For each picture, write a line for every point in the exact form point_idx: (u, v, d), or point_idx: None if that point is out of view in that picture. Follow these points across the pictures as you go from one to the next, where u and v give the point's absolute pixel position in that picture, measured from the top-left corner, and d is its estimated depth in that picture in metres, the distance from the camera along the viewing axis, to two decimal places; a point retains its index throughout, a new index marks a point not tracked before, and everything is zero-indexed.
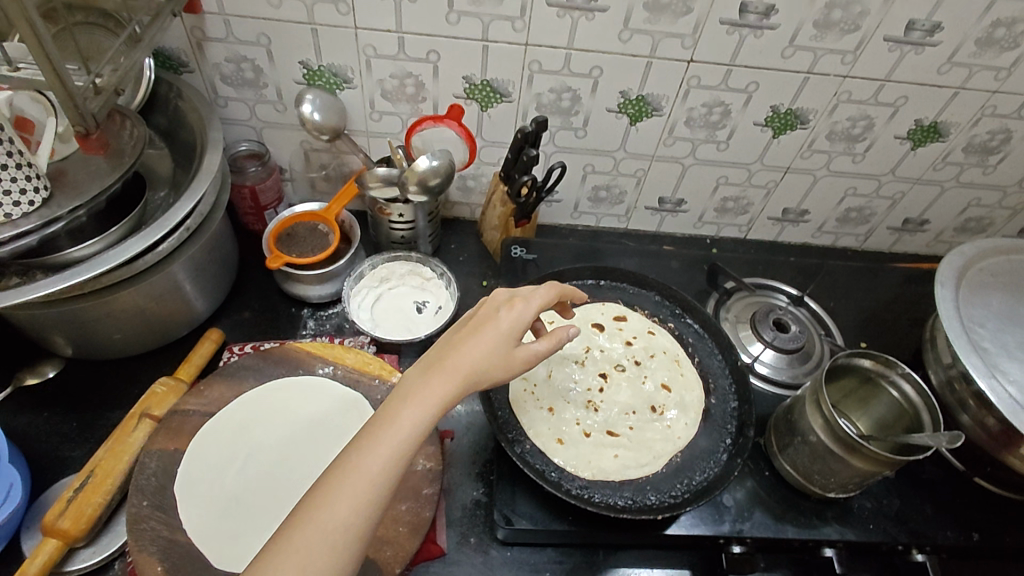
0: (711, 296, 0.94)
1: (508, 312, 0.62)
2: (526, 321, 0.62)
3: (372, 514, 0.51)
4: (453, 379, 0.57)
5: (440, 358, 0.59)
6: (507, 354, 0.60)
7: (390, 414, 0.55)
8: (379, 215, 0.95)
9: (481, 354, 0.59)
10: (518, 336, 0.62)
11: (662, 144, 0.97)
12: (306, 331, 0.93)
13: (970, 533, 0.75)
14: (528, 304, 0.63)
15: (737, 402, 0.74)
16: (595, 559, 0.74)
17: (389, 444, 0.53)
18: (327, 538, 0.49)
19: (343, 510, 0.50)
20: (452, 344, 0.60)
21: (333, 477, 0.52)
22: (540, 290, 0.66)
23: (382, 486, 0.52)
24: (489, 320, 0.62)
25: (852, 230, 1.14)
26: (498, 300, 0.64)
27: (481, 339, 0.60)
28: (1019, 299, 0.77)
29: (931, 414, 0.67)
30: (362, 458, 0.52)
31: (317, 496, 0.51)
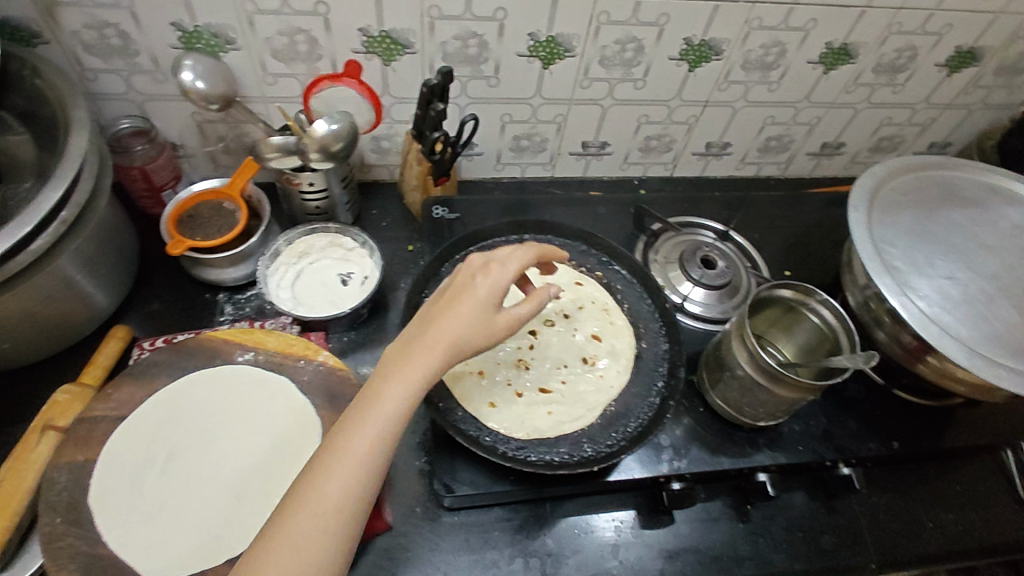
0: (640, 240, 0.93)
1: (485, 280, 0.62)
2: (504, 287, 0.62)
3: (365, 494, 0.52)
4: (436, 351, 0.57)
5: (421, 333, 0.59)
6: (489, 321, 0.61)
7: (374, 394, 0.55)
8: (287, 186, 0.89)
9: (463, 323, 0.59)
10: (497, 302, 0.62)
11: (578, 87, 0.94)
12: (224, 317, 0.87)
13: (890, 443, 0.79)
14: (504, 268, 0.63)
15: (667, 344, 0.74)
16: (542, 512, 0.76)
17: (377, 423, 0.53)
18: (321, 520, 0.49)
19: (334, 492, 0.50)
20: (432, 316, 0.60)
21: (321, 461, 0.52)
22: (516, 254, 0.66)
23: (372, 465, 0.52)
24: (466, 289, 0.61)
25: (774, 159, 1.15)
26: (473, 266, 0.64)
27: (461, 309, 0.60)
28: (928, 215, 0.79)
29: (848, 337, 0.68)
30: (350, 439, 0.52)
31: (309, 479, 0.51)
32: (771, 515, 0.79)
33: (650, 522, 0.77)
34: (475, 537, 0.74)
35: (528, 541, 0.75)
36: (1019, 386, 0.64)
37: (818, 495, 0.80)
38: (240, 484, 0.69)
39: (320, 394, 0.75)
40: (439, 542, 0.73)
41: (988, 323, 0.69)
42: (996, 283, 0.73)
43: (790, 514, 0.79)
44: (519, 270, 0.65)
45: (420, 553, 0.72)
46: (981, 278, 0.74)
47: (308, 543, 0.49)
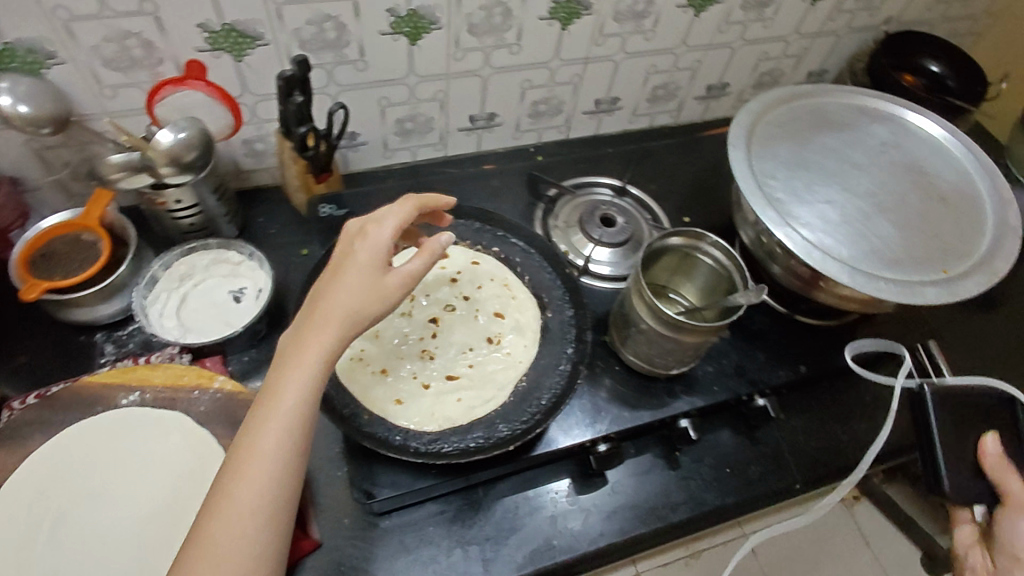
0: (538, 208, 0.92)
1: (363, 244, 0.58)
2: (386, 247, 0.58)
3: (282, 491, 0.51)
4: (327, 331, 0.54)
5: (309, 313, 0.55)
6: (379, 286, 0.56)
7: (272, 390, 0.52)
8: (153, 207, 0.82)
9: (350, 294, 0.55)
10: (384, 264, 0.58)
11: (452, 60, 0.90)
12: (104, 358, 0.80)
13: (798, 367, 0.82)
14: (382, 226, 0.59)
15: (572, 309, 0.73)
16: (475, 498, 0.75)
17: (278, 419, 0.51)
18: (238, 527, 0.49)
19: (246, 497, 0.50)
20: (317, 294, 0.56)
21: (229, 469, 0.51)
22: (396, 208, 0.61)
23: (283, 462, 0.51)
24: (347, 258, 0.57)
25: (663, 108, 1.16)
26: (350, 233, 0.59)
27: (345, 279, 0.56)
28: (804, 142, 0.81)
29: (741, 274, 0.69)
30: (254, 441, 0.51)
31: (221, 491, 0.50)
32: (698, 457, 0.80)
33: (584, 486, 0.77)
34: (410, 537, 0.72)
35: (465, 529, 0.73)
36: (899, 296, 0.67)
37: (741, 429, 0.82)
38: (140, 535, 0.63)
39: (221, 422, 0.71)
40: (373, 549, 0.71)
41: (866, 240, 0.72)
42: (871, 201, 0.76)
43: (716, 453, 0.81)
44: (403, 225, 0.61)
45: (354, 565, 0.70)
46: (857, 197, 0.76)
47: (230, 552, 0.48)
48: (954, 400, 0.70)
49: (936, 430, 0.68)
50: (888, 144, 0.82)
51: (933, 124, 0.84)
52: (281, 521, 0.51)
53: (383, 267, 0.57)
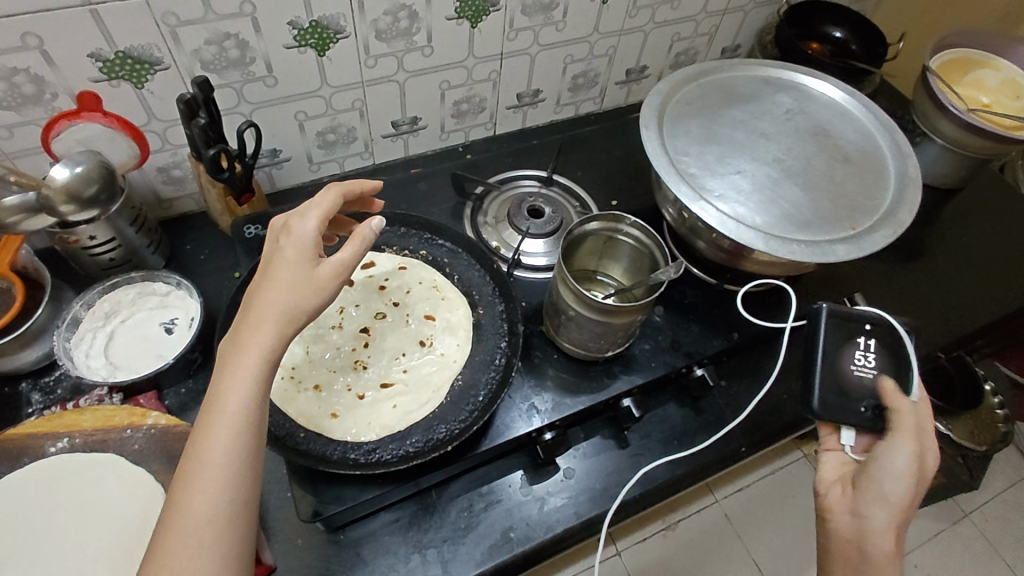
0: (467, 207, 0.92)
1: (290, 239, 0.56)
2: (314, 239, 0.56)
3: (239, 497, 0.48)
4: (264, 328, 0.51)
5: (245, 313, 0.52)
6: (312, 279, 0.54)
7: (214, 396, 0.49)
8: (67, 246, 0.79)
9: (283, 289, 0.53)
10: (314, 256, 0.56)
11: (364, 67, 0.90)
12: (32, 408, 0.77)
13: (731, 334, 0.84)
14: (307, 218, 0.57)
15: (503, 304, 0.74)
16: (430, 502, 0.75)
17: (224, 425, 0.48)
18: (194, 538, 0.46)
19: (199, 507, 0.46)
20: (250, 294, 0.53)
21: (178, 481, 0.47)
22: (319, 201, 0.59)
23: (236, 467, 0.48)
24: (275, 256, 0.55)
25: (587, 95, 1.17)
26: (275, 231, 0.57)
27: (276, 276, 0.54)
28: (713, 117, 0.83)
29: (661, 251, 0.71)
30: (201, 450, 0.48)
31: (172, 507, 0.47)
32: (646, 434, 0.82)
33: (537, 476, 0.78)
34: (367, 549, 0.72)
35: (422, 534, 0.73)
36: (812, 255, 0.70)
37: (685, 401, 0.85)
38: None
39: (157, 458, 0.69)
40: (329, 566, 0.70)
41: (778, 205, 0.75)
42: (780, 167, 0.79)
43: (661, 427, 0.83)
44: (329, 217, 0.59)
45: None
46: (767, 165, 0.79)
47: (189, 568, 0.45)
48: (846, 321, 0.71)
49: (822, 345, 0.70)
50: (793, 111, 0.85)
51: (832, 87, 0.88)
52: (242, 530, 0.48)
53: (314, 259, 0.55)
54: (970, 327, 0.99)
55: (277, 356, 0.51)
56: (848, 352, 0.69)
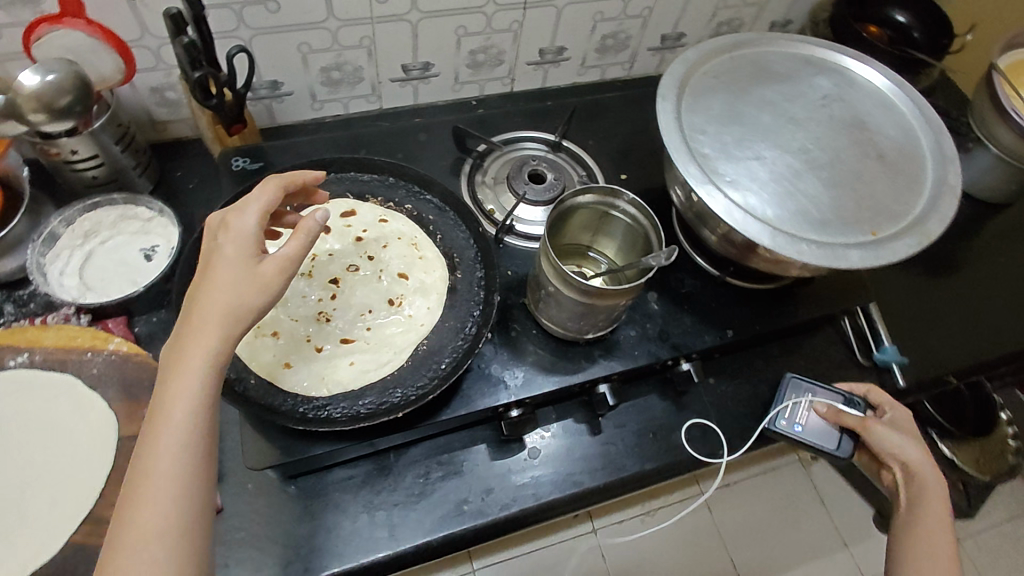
0: (466, 163, 0.87)
1: (228, 237, 0.54)
2: (254, 236, 0.54)
3: (192, 505, 0.47)
4: (208, 332, 0.49)
5: (186, 315, 0.51)
6: (255, 275, 0.52)
7: (158, 406, 0.48)
8: (48, 157, 0.76)
9: (224, 288, 0.51)
10: (256, 253, 0.54)
11: (375, 2, 0.84)
12: (3, 317, 0.76)
13: (726, 331, 0.79)
14: (246, 215, 0.55)
15: (483, 270, 0.70)
16: (386, 463, 0.73)
17: (171, 432, 0.47)
18: (146, 555, 0.44)
19: (150, 522, 0.45)
20: (190, 296, 0.52)
21: (127, 496, 0.46)
22: (257, 194, 0.57)
23: (187, 478, 0.47)
24: (214, 254, 0.53)
25: (615, 59, 1.10)
26: (212, 228, 0.55)
27: (216, 275, 0.52)
28: (739, 95, 0.76)
29: (657, 233, 0.65)
30: (148, 462, 0.46)
31: (122, 518, 0.46)
32: (621, 422, 0.78)
33: (501, 452, 0.75)
34: (315, 502, 0.70)
35: (373, 495, 0.71)
36: (820, 258, 0.64)
37: (669, 395, 0.80)
38: (24, 502, 0.61)
39: (113, 385, 0.68)
40: (276, 515, 0.69)
41: (793, 199, 0.68)
42: (803, 157, 0.72)
43: (638, 418, 0.79)
44: (269, 212, 0.57)
45: (254, 530, 0.68)
46: (789, 153, 0.72)
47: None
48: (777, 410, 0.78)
49: (795, 431, 0.77)
50: (830, 97, 0.78)
51: (876, 74, 0.80)
52: (197, 536, 0.47)
53: (255, 254, 0.53)
54: (991, 354, 0.91)
55: (222, 361, 0.49)
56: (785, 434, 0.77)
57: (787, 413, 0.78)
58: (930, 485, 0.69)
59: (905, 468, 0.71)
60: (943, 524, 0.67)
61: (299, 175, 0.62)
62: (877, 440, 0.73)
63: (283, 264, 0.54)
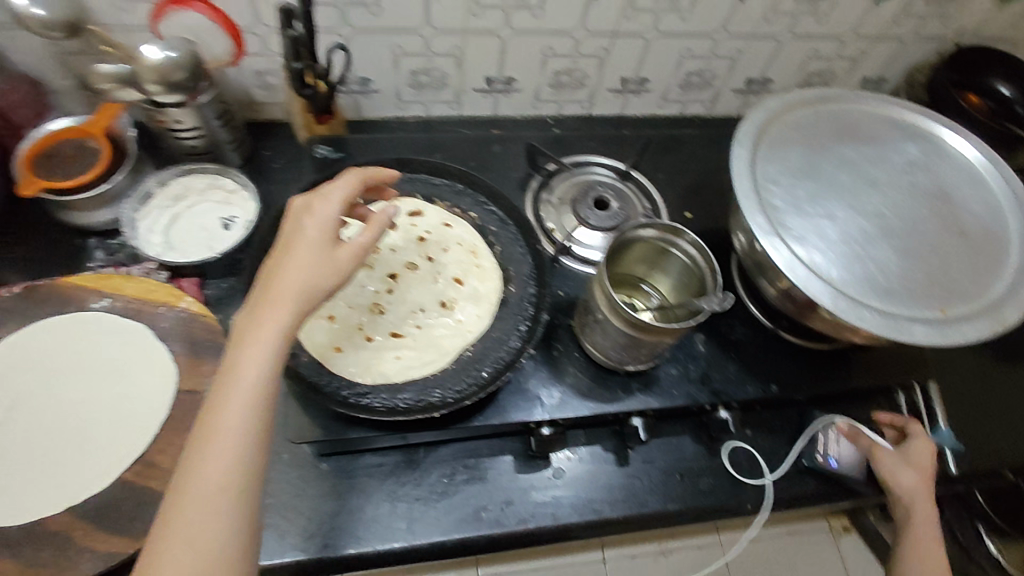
0: (534, 180, 0.89)
1: (310, 221, 0.58)
2: (333, 223, 0.58)
3: (251, 466, 0.49)
4: (283, 305, 0.53)
5: (263, 288, 0.54)
6: (331, 259, 0.56)
7: (230, 369, 0.51)
8: (156, 124, 0.83)
9: (302, 268, 0.55)
10: (333, 239, 0.58)
11: (471, 15, 0.88)
12: (94, 262, 0.83)
13: (769, 386, 0.78)
14: (329, 203, 0.59)
15: (535, 288, 0.71)
16: (415, 458, 0.75)
17: (239, 394, 0.50)
18: (207, 503, 0.47)
19: (214, 474, 0.48)
20: (269, 271, 0.55)
21: (194, 447, 0.49)
22: (339, 185, 0.61)
23: (250, 436, 0.49)
24: (295, 234, 0.57)
25: (697, 96, 1.09)
26: (296, 210, 0.59)
27: (295, 255, 0.55)
28: (819, 151, 0.75)
29: (713, 277, 0.65)
30: (216, 420, 0.49)
31: (185, 470, 0.48)
32: (649, 458, 0.78)
33: (526, 466, 0.76)
34: (342, 483, 0.73)
35: (398, 486, 0.74)
36: (880, 328, 0.62)
37: (702, 439, 0.79)
38: (85, 435, 0.66)
39: (178, 340, 0.73)
40: (304, 488, 0.72)
41: (861, 264, 0.67)
42: (877, 222, 0.70)
43: (666, 457, 0.78)
44: (348, 203, 0.61)
45: (283, 500, 0.71)
46: (863, 216, 0.70)
47: (201, 527, 0.47)
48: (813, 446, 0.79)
49: (832, 464, 0.77)
50: (915, 164, 0.76)
51: (969, 146, 0.77)
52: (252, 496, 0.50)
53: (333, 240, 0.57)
54: None
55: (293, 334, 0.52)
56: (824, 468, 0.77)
57: (821, 447, 0.78)
58: (918, 513, 0.72)
59: (896, 495, 0.73)
60: (915, 544, 0.70)
61: (378, 172, 0.66)
62: (878, 467, 0.75)
63: (356, 252, 0.58)
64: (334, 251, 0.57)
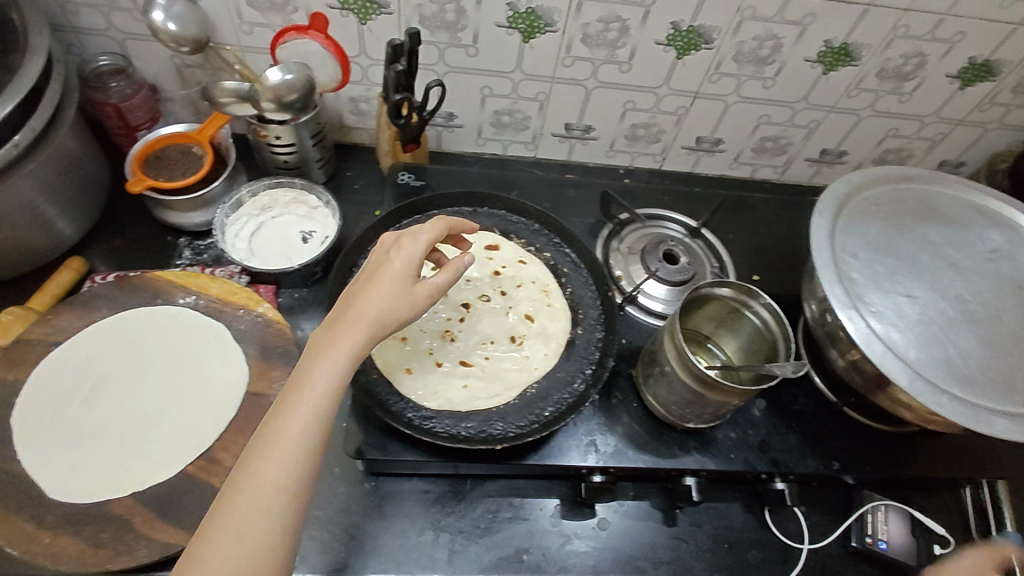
0: (605, 228, 0.90)
1: (397, 254, 0.61)
2: (418, 259, 0.61)
3: (304, 476, 0.51)
4: (360, 327, 0.56)
5: (345, 310, 0.58)
6: (409, 294, 0.59)
7: (302, 379, 0.54)
8: (256, 137, 0.88)
9: (383, 298, 0.58)
10: (414, 274, 0.61)
11: (560, 65, 0.91)
12: (180, 260, 0.88)
13: (831, 463, 0.76)
14: (417, 240, 0.62)
15: (602, 333, 0.72)
16: (462, 489, 0.75)
17: (306, 404, 0.52)
18: (259, 503, 0.49)
19: (271, 477, 0.50)
20: (352, 295, 0.59)
21: (256, 447, 0.51)
22: (428, 224, 0.65)
23: (309, 444, 0.51)
24: (382, 265, 0.60)
25: (770, 161, 1.10)
26: (386, 244, 0.63)
27: (379, 284, 0.59)
28: (900, 229, 0.75)
29: (786, 343, 0.65)
30: (281, 425, 0.51)
31: (244, 468, 0.50)
32: (697, 521, 0.76)
33: (571, 513, 0.75)
34: (388, 505, 0.73)
35: (442, 515, 0.74)
36: (959, 416, 0.60)
37: (753, 508, 0.77)
38: (158, 424, 0.69)
39: (252, 343, 0.75)
40: (351, 505, 0.73)
41: (940, 347, 0.65)
42: (958, 306, 0.69)
43: (716, 522, 0.76)
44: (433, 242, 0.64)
45: (329, 514, 0.72)
46: (944, 299, 0.69)
47: (249, 526, 0.48)
48: (861, 528, 0.76)
49: (882, 546, 0.75)
50: (999, 253, 0.74)
51: None
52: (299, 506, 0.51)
53: (414, 276, 0.60)
54: None
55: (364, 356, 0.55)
56: (875, 552, 0.75)
57: (869, 528, 0.76)
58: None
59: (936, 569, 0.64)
60: None
61: (465, 221, 0.70)
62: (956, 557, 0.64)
63: (432, 290, 0.61)
64: (414, 286, 0.60)
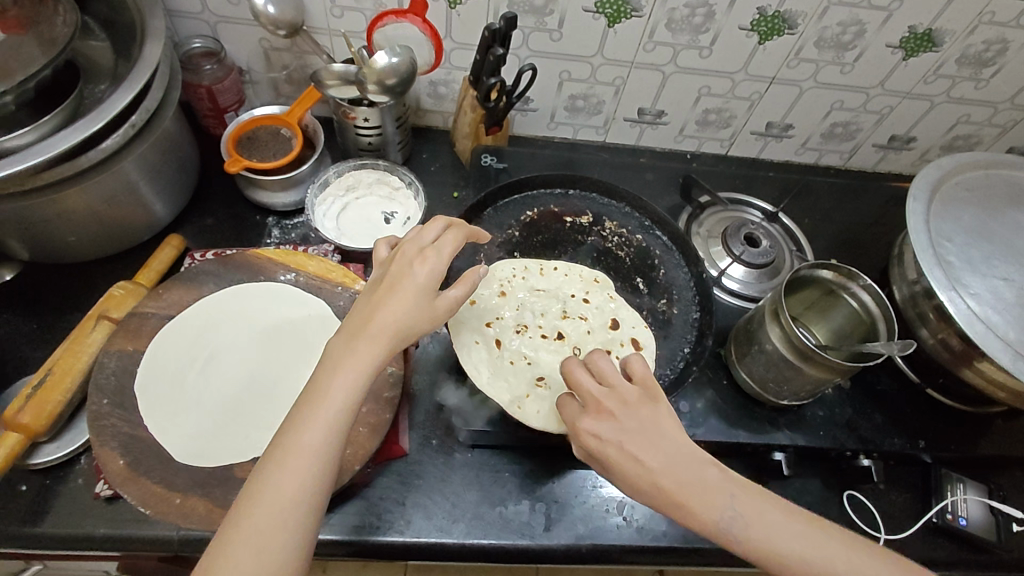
0: (685, 210, 0.93)
1: (420, 267, 0.59)
2: (442, 271, 0.60)
3: (322, 488, 0.52)
4: (378, 343, 0.56)
5: (362, 322, 0.57)
6: (429, 307, 0.59)
7: (318, 392, 0.54)
8: (343, 119, 0.90)
9: (404, 311, 0.57)
10: (436, 287, 0.60)
11: (641, 50, 0.92)
12: (270, 239, 0.91)
13: (916, 441, 0.78)
14: (442, 252, 0.61)
15: (698, 313, 0.80)
16: (555, 461, 0.78)
17: (323, 417, 0.53)
18: (276, 517, 0.50)
19: (289, 489, 0.50)
20: (371, 305, 0.58)
21: (272, 456, 0.52)
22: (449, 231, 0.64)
23: (327, 455, 0.52)
24: (405, 276, 0.59)
25: (836, 146, 1.11)
26: (409, 252, 0.61)
27: (402, 297, 0.58)
28: (992, 214, 0.76)
29: (887, 323, 0.67)
30: (298, 439, 0.52)
31: (260, 480, 0.51)
32: None
33: None
34: (486, 475, 0.76)
35: (538, 487, 0.76)
36: None
37: None
38: (271, 397, 0.73)
39: None
40: (450, 475, 0.76)
41: None
42: None
43: None
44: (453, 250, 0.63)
45: (431, 483, 0.75)
46: None
47: (269, 540, 0.49)
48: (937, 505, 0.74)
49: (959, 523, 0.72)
50: None
51: None
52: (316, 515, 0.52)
53: (437, 290, 0.60)
54: None
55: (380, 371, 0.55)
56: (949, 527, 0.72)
57: (945, 504, 0.73)
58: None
59: None
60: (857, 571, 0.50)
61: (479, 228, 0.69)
62: None
63: (452, 303, 0.61)
64: (434, 299, 0.60)
